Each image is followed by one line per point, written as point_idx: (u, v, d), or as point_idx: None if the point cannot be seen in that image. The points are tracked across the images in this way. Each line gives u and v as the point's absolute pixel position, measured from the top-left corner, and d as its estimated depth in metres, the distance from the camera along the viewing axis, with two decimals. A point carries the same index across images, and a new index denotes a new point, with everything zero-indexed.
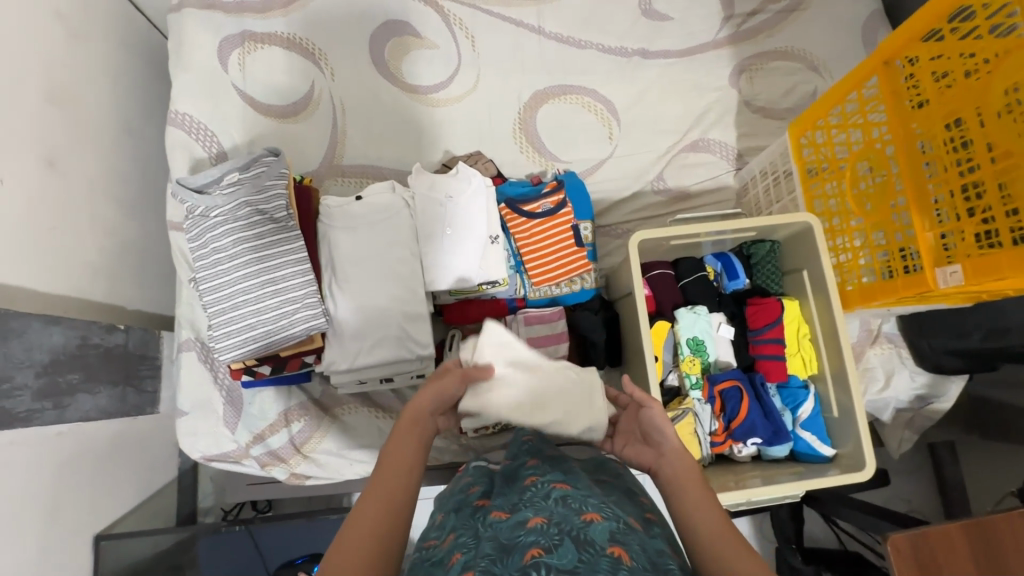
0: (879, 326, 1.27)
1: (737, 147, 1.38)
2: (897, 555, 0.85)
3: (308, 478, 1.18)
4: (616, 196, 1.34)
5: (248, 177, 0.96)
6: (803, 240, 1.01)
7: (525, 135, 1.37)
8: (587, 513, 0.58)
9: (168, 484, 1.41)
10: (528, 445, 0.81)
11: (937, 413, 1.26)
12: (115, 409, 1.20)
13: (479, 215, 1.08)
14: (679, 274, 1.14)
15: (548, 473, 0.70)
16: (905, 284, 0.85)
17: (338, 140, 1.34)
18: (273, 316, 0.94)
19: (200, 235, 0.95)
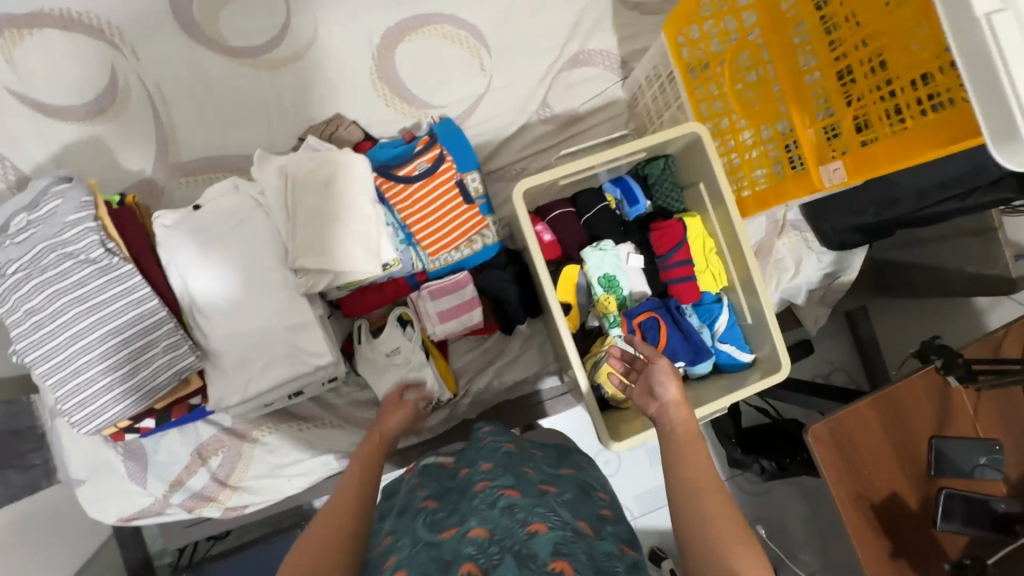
0: (784, 215, 1.28)
1: (620, 53, 1.27)
2: (819, 444, 0.90)
3: (246, 507, 1.11)
4: (503, 135, 1.22)
5: (41, 215, 0.78)
6: (695, 152, 0.95)
7: (387, 84, 1.20)
8: (532, 525, 0.56)
9: (105, 544, 1.31)
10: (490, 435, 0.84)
11: (844, 285, 1.31)
12: (0, 496, 1.06)
13: (348, 196, 0.95)
14: (580, 210, 1.08)
15: (500, 479, 0.66)
16: (795, 186, 0.82)
17: (166, 134, 1.12)
18: (128, 370, 0.81)
19: (5, 299, 0.78)
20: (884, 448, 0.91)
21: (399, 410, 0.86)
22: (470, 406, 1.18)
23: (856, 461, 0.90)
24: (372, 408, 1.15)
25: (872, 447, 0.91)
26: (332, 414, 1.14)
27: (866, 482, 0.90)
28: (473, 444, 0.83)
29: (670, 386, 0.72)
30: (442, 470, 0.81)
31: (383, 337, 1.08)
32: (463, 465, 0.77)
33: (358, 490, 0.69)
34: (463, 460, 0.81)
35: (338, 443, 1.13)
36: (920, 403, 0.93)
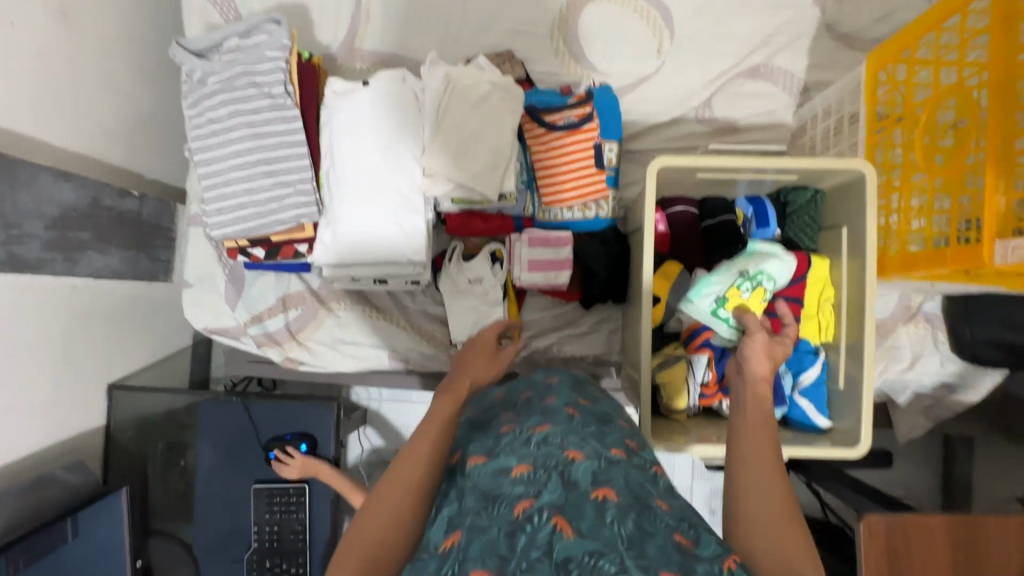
0: (920, 303, 1.15)
1: (804, 79, 1.19)
2: (869, 537, 0.81)
3: (302, 364, 1.21)
4: (654, 120, 1.21)
5: (248, 44, 0.90)
6: (852, 193, 0.88)
7: (564, 38, 1.22)
8: (570, 451, 0.57)
9: (181, 350, 1.49)
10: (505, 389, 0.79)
11: (961, 404, 1.16)
12: (128, 271, 1.24)
13: (497, 122, 0.98)
14: (703, 214, 1.04)
15: (527, 419, 0.66)
16: (955, 257, 0.73)
17: (359, 21, 1.23)
18: (264, 198, 0.93)
19: (197, 102, 0.91)
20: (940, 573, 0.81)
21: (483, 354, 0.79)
22: (523, 360, 1.20)
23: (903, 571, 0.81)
24: (437, 324, 1.21)
25: (928, 565, 0.81)
26: (400, 314, 1.22)
27: None
28: (486, 398, 0.81)
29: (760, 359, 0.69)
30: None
31: (473, 264, 1.12)
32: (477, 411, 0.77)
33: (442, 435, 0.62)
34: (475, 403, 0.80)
35: (397, 343, 1.20)
36: (1006, 548, 0.81)
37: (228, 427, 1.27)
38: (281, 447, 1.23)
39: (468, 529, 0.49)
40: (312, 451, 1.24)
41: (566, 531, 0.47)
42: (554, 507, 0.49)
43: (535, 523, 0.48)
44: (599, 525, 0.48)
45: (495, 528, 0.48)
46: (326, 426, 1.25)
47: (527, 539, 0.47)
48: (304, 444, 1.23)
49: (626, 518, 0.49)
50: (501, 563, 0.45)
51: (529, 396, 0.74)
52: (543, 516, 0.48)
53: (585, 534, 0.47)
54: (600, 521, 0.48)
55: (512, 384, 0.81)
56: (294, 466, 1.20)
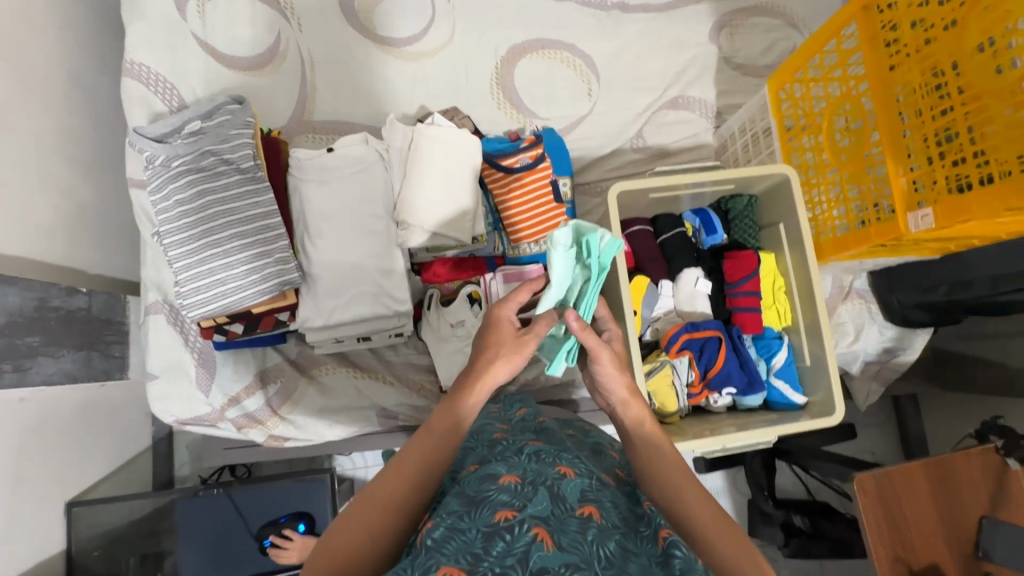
0: (850, 282, 1.30)
1: (716, 104, 1.37)
2: (864, 494, 0.88)
3: (287, 440, 1.16)
4: (596, 154, 1.32)
5: (212, 125, 0.92)
6: (781, 194, 1.01)
7: (503, 92, 1.33)
8: (561, 467, 0.58)
9: (142, 452, 1.38)
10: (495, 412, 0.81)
11: (902, 364, 1.31)
12: (81, 373, 1.16)
13: (461, 170, 1.05)
14: (658, 231, 1.14)
15: (521, 434, 0.69)
16: (878, 233, 0.86)
17: (307, 95, 1.28)
18: (243, 271, 0.91)
19: (162, 186, 0.91)
20: (929, 515, 0.89)
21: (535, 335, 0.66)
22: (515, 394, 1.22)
23: (898, 520, 0.89)
24: (424, 373, 1.22)
25: (916, 510, 0.89)
26: (386, 369, 1.22)
27: (907, 545, 0.88)
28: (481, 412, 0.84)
29: (615, 384, 0.67)
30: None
31: (453, 307, 1.14)
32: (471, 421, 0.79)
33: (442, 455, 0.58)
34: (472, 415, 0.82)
35: (387, 399, 1.19)
36: (974, 479, 0.91)
37: (211, 523, 1.18)
38: (277, 531, 1.17)
39: (445, 526, 0.51)
40: (311, 531, 1.18)
41: (546, 541, 0.47)
42: (538, 518, 0.50)
43: (516, 533, 0.48)
44: (581, 540, 0.48)
45: (473, 531, 0.50)
46: (322, 502, 1.20)
47: (506, 545, 0.47)
48: (302, 524, 1.18)
49: (607, 541, 0.50)
50: (473, 562, 0.46)
51: (523, 415, 0.79)
52: (524, 526, 0.49)
53: (566, 547, 0.47)
54: (581, 538, 0.49)
55: (505, 402, 0.86)
56: (295, 549, 1.14)
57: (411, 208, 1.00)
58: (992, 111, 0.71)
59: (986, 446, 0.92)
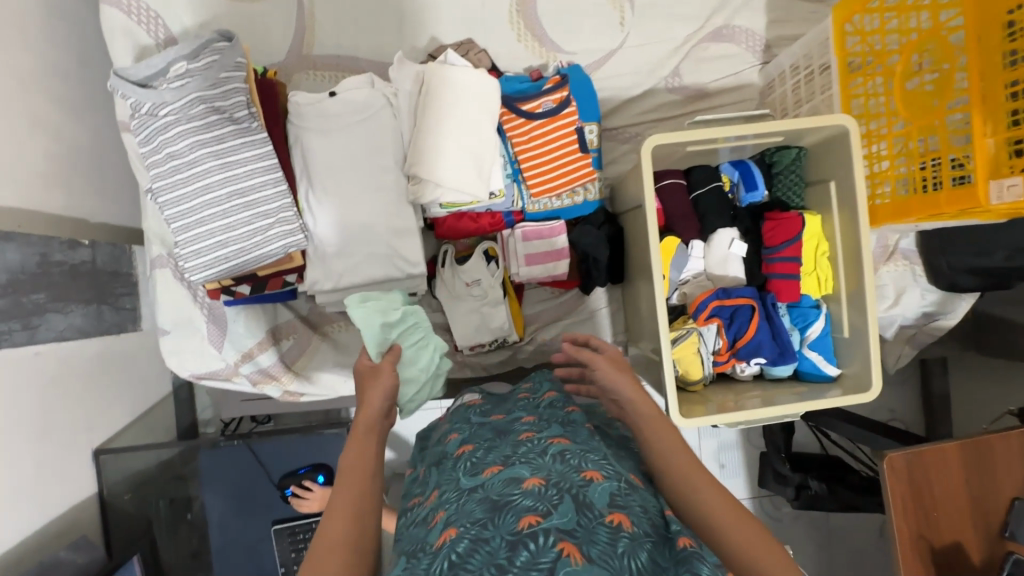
0: (895, 242, 1.21)
1: (765, 36, 1.20)
2: (893, 473, 0.86)
3: (302, 396, 1.15)
4: (626, 95, 1.19)
5: (198, 67, 0.82)
6: (837, 147, 0.90)
7: (523, 21, 1.18)
8: (588, 471, 0.53)
9: (164, 399, 1.40)
10: (526, 402, 0.78)
11: (940, 329, 1.24)
12: (93, 327, 1.14)
13: (476, 117, 0.94)
14: (692, 185, 1.05)
15: (546, 429, 0.64)
16: (949, 200, 0.76)
17: (305, 24, 1.15)
18: (245, 233, 0.85)
19: (151, 138, 0.83)
20: (959, 495, 0.87)
21: (382, 375, 0.66)
22: (531, 353, 1.20)
23: (926, 500, 0.86)
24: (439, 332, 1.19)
25: (945, 490, 0.87)
26: None
27: (932, 524, 0.86)
28: (510, 398, 0.84)
29: (621, 384, 0.67)
30: (472, 407, 0.82)
31: (468, 266, 1.08)
32: (499, 413, 0.75)
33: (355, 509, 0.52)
34: (496, 404, 0.83)
35: None
36: (1012, 460, 0.88)
37: (236, 471, 1.23)
38: (298, 482, 1.19)
39: (470, 536, 0.46)
40: (330, 482, 1.21)
41: (575, 557, 0.43)
42: (564, 530, 0.45)
43: (541, 542, 0.44)
44: (611, 555, 0.45)
45: (499, 534, 0.46)
46: (340, 454, 1.22)
47: (529, 558, 0.43)
48: (321, 476, 1.20)
49: (639, 553, 0.46)
50: None
51: (551, 403, 0.75)
52: (550, 537, 0.45)
53: (595, 561, 0.44)
54: (611, 551, 0.45)
55: (536, 385, 0.84)
56: (314, 499, 1.18)
57: (422, 162, 0.92)
58: None
59: None
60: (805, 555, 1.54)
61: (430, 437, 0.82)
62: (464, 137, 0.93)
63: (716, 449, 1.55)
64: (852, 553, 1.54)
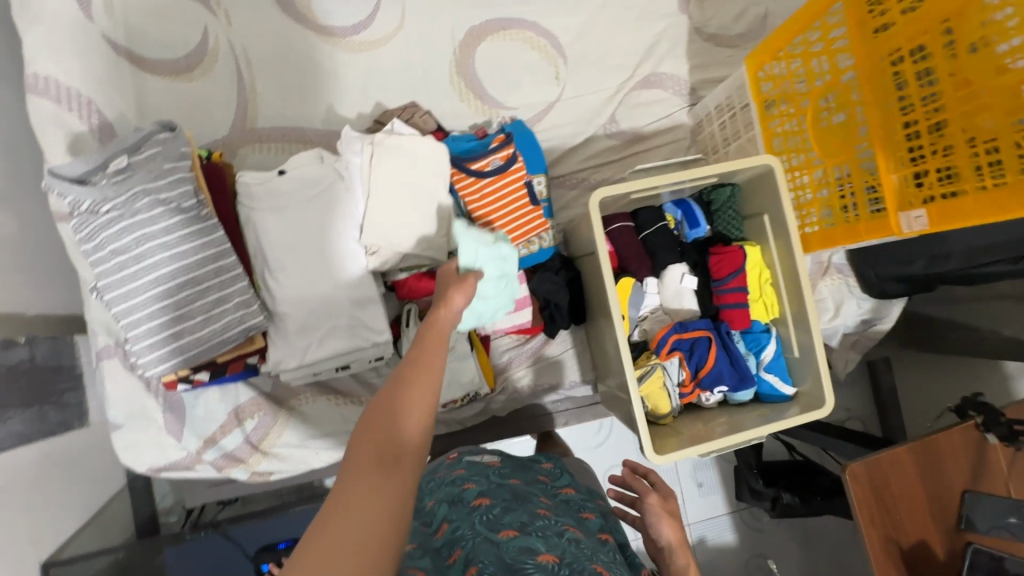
0: (829, 257, 1.31)
1: (690, 80, 1.29)
2: (856, 482, 0.91)
3: (272, 474, 1.12)
4: (570, 144, 1.25)
5: (141, 160, 0.81)
6: (765, 184, 0.97)
7: (464, 81, 1.23)
8: (598, 564, 0.60)
9: (117, 494, 1.30)
10: (541, 482, 0.83)
11: (879, 333, 1.34)
12: (35, 430, 1.06)
13: (428, 182, 0.97)
14: (640, 226, 1.10)
15: (562, 515, 0.72)
16: (869, 229, 0.84)
17: (247, 101, 1.15)
18: (201, 322, 0.84)
19: (92, 236, 0.80)
20: (915, 495, 0.92)
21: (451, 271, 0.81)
22: (504, 402, 1.21)
23: (888, 503, 0.92)
24: None
25: (903, 491, 0.92)
26: (369, 391, 1.18)
27: (896, 526, 0.92)
28: (530, 467, 0.89)
29: (663, 526, 0.78)
30: (492, 466, 0.85)
31: None
32: (516, 479, 0.82)
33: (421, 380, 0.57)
34: (515, 468, 0.86)
35: None
36: (957, 454, 0.95)
37: (206, 561, 1.14)
38: (275, 558, 1.13)
39: None
40: None
41: None
42: None
43: None
44: None
45: None
46: None
47: None
48: None
49: None
50: None
51: (567, 495, 0.82)
52: None
53: None
54: None
55: (556, 468, 0.91)
56: None
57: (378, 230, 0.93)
58: (991, 107, 0.68)
59: (967, 423, 0.95)
60: (788, 561, 1.58)
61: (434, 472, 0.87)
62: (419, 202, 0.96)
63: (692, 469, 1.59)
64: (831, 555, 1.59)
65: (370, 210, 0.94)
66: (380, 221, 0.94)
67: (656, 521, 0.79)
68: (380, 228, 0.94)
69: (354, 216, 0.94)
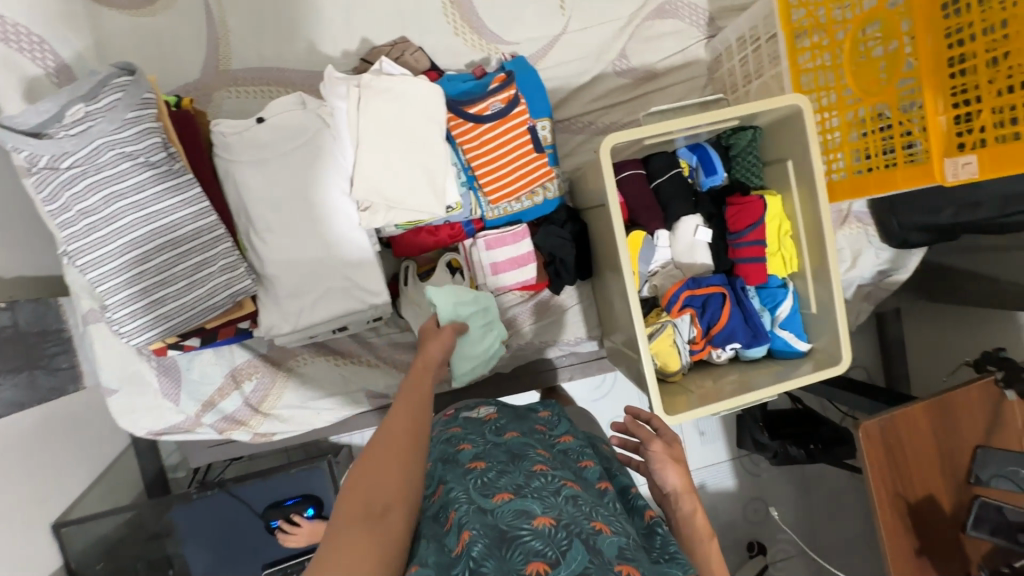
0: (849, 206, 1.24)
1: (709, 9, 1.17)
2: (869, 439, 0.89)
3: (275, 435, 1.10)
4: (576, 83, 1.15)
5: (98, 108, 0.72)
6: (791, 126, 0.89)
7: (459, 12, 1.10)
8: (597, 520, 0.54)
9: (122, 454, 1.30)
10: (536, 434, 0.78)
11: (894, 284, 1.29)
12: (27, 396, 1.03)
13: (422, 128, 0.89)
14: (651, 174, 1.02)
15: (560, 468, 0.65)
16: (907, 176, 0.77)
17: (218, 38, 1.04)
18: (183, 286, 0.78)
19: (56, 196, 0.74)
20: (927, 451, 0.91)
21: (442, 334, 0.82)
22: (508, 360, 1.17)
23: (900, 460, 0.91)
24: (411, 351, 1.13)
25: (916, 447, 0.91)
26: (368, 351, 1.13)
27: (906, 482, 0.91)
28: (526, 419, 0.85)
29: (667, 472, 0.71)
30: (488, 422, 0.82)
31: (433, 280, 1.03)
32: (514, 434, 0.77)
33: (408, 424, 0.62)
34: (511, 420, 0.83)
35: (374, 382, 1.12)
36: (974, 410, 0.93)
37: (218, 518, 1.17)
38: (285, 514, 1.16)
39: (483, 541, 0.51)
40: (318, 513, 1.17)
41: None
42: None
43: None
44: None
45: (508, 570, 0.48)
46: (326, 487, 1.18)
47: None
48: (310, 508, 1.16)
49: None
50: None
51: (566, 445, 0.76)
52: None
53: None
54: None
55: (554, 419, 0.86)
56: (302, 533, 1.13)
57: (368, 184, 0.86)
58: None
59: (986, 379, 0.93)
60: (785, 504, 1.62)
61: (431, 430, 0.84)
62: (413, 151, 0.88)
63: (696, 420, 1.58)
64: (827, 498, 1.63)
65: (359, 160, 0.86)
66: (371, 173, 0.86)
67: (660, 468, 0.72)
68: (370, 182, 0.86)
69: (342, 167, 0.86)
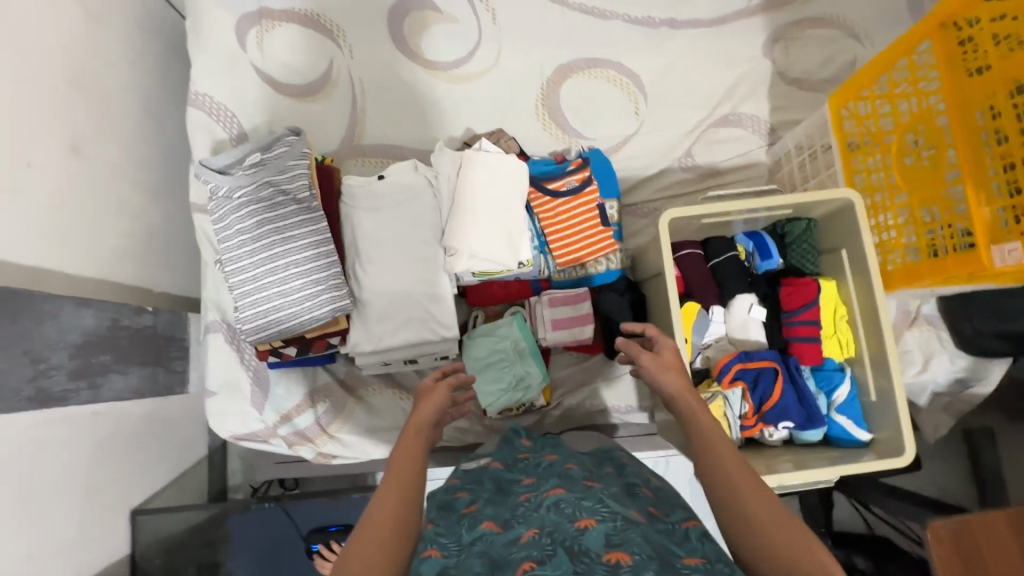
0: (919, 307, 1.23)
1: (770, 121, 1.31)
2: (940, 544, 0.82)
3: (335, 458, 1.19)
4: (644, 174, 1.30)
5: (271, 158, 0.96)
6: (844, 218, 0.96)
7: (548, 112, 1.32)
8: (582, 520, 0.55)
9: (199, 463, 1.44)
10: (523, 458, 0.81)
11: (977, 397, 1.21)
12: (147, 388, 1.21)
13: (509, 196, 1.06)
14: (709, 254, 1.11)
15: (542, 485, 0.67)
16: (955, 264, 0.82)
17: (357, 121, 1.31)
18: (297, 298, 0.95)
19: (224, 217, 0.96)
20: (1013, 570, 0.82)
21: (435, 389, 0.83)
22: (558, 418, 1.22)
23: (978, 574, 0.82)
24: None
25: (997, 562, 0.82)
26: None
27: None
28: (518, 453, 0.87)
29: (664, 374, 0.75)
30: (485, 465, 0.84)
31: (481, 331, 1.13)
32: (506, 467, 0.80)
33: (387, 505, 0.62)
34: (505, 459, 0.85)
35: None
36: None
37: (268, 534, 1.24)
38: (326, 539, 1.21)
39: None
40: None
41: None
42: None
43: None
44: None
45: None
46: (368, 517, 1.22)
47: None
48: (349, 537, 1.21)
49: None
50: None
51: (549, 460, 0.78)
52: None
53: None
54: None
55: (543, 442, 0.89)
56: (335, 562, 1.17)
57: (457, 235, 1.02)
58: None
59: None
60: None
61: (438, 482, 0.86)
62: (499, 214, 1.04)
63: None
64: None
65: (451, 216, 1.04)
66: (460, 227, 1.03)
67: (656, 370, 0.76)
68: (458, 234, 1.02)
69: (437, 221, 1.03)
